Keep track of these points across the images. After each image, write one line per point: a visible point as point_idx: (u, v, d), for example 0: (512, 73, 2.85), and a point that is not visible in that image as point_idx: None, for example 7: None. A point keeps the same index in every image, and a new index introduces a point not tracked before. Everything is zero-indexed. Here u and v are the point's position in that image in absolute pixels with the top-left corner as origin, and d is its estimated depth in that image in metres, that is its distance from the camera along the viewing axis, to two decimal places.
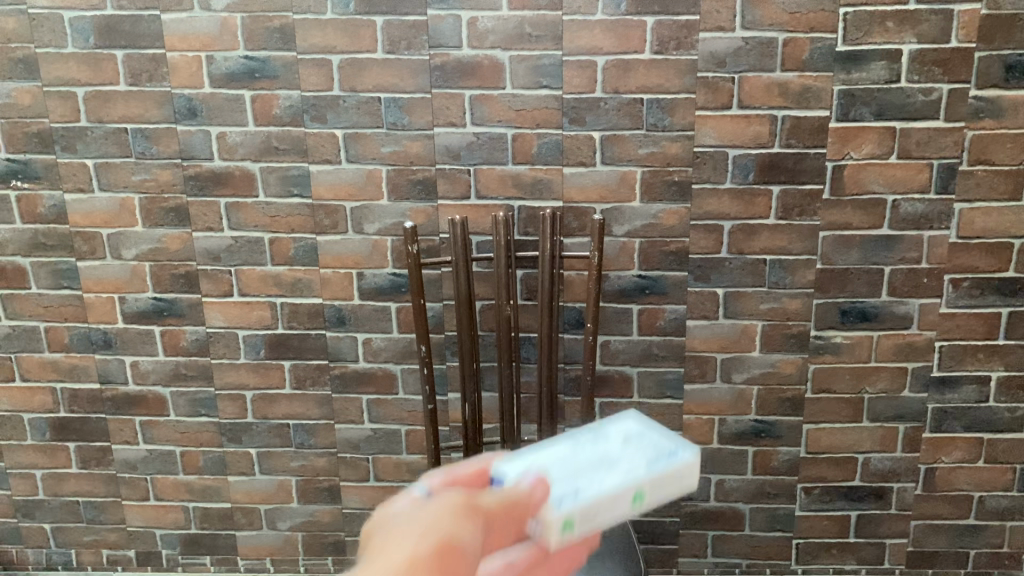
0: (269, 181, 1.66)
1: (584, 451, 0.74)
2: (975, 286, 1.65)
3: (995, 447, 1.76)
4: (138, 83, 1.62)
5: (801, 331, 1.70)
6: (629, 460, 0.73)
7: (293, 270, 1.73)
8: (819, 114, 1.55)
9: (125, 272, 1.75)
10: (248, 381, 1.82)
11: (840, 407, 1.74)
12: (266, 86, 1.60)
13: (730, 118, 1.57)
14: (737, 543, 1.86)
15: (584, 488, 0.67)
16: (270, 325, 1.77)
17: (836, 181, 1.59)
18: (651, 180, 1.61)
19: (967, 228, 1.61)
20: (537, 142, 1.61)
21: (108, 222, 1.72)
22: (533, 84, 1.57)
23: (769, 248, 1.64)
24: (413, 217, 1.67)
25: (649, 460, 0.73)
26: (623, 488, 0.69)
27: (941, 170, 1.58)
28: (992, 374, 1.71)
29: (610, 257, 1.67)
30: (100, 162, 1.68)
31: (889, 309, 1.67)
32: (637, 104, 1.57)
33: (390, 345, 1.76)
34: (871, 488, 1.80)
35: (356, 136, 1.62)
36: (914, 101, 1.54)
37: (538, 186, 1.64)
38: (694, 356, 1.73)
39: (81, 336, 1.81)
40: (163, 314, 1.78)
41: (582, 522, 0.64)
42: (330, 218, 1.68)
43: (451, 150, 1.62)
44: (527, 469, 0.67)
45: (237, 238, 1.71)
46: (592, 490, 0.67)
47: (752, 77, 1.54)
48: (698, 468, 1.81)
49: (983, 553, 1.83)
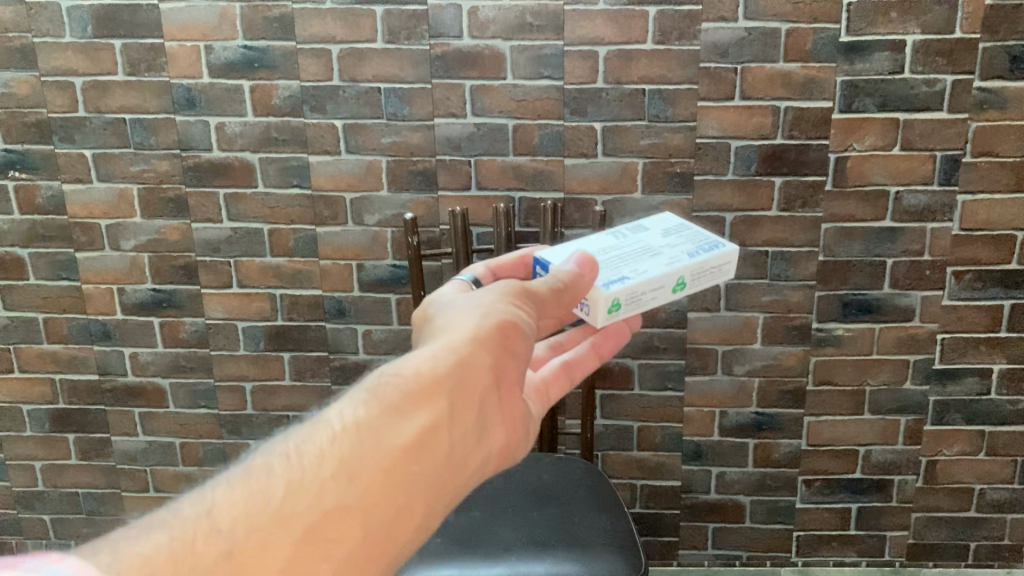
0: (268, 172, 1.65)
1: (627, 241, 0.91)
2: (978, 279, 1.64)
3: (997, 440, 1.75)
4: (137, 73, 1.61)
5: (802, 324, 1.69)
6: (670, 250, 0.90)
7: (293, 262, 1.72)
8: (822, 105, 1.54)
9: (124, 264, 1.75)
10: (248, 372, 1.81)
11: (842, 400, 1.74)
12: (265, 76, 1.59)
13: (732, 109, 1.56)
14: (738, 535, 1.86)
15: (633, 269, 0.85)
16: (270, 317, 1.76)
17: (839, 173, 1.58)
18: (653, 171, 1.61)
19: (970, 220, 1.60)
20: (539, 132, 1.60)
21: (107, 213, 1.71)
22: (534, 74, 1.56)
23: (771, 240, 1.63)
24: (413, 208, 1.66)
25: (688, 250, 0.90)
26: (669, 271, 0.85)
27: (945, 161, 1.57)
28: (993, 366, 1.70)
29: None
30: (98, 152, 1.67)
31: (891, 301, 1.66)
32: (640, 94, 1.56)
33: (390, 337, 1.76)
34: (872, 481, 1.80)
35: (356, 127, 1.61)
36: (918, 92, 1.53)
37: (539, 177, 1.63)
38: (696, 349, 1.72)
39: (80, 327, 1.81)
40: (163, 306, 1.77)
41: (631, 299, 0.83)
42: (330, 209, 1.67)
43: (452, 142, 1.61)
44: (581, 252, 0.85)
45: (236, 230, 1.70)
46: (642, 270, 0.85)
47: (755, 68, 1.53)
48: (699, 460, 1.81)
49: (983, 545, 1.83)
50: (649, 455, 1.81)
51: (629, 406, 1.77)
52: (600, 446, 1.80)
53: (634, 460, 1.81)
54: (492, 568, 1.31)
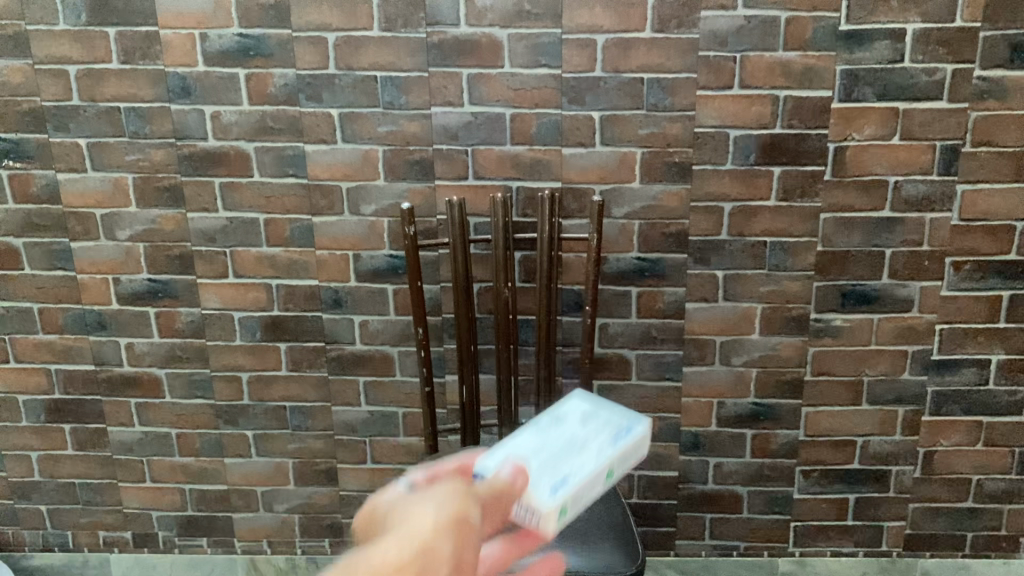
0: (264, 162, 1.64)
1: (553, 437, 0.90)
2: (977, 269, 1.64)
3: (995, 431, 1.75)
4: (131, 61, 1.59)
5: (800, 314, 1.68)
6: (593, 441, 0.90)
7: (289, 252, 1.71)
8: (821, 94, 1.53)
9: (120, 253, 1.74)
10: (244, 362, 1.80)
11: (840, 390, 1.73)
12: (261, 65, 1.58)
13: (731, 98, 1.55)
14: (735, 525, 1.86)
15: (571, 469, 0.84)
16: (266, 307, 1.76)
17: (838, 162, 1.57)
18: (651, 161, 1.60)
19: (969, 210, 1.60)
20: (536, 122, 1.59)
21: (102, 202, 1.70)
22: (532, 63, 1.55)
23: (769, 230, 1.63)
24: (410, 197, 1.65)
25: (609, 438, 0.90)
26: (601, 468, 0.86)
27: (945, 151, 1.56)
28: (992, 357, 1.70)
29: (610, 239, 1.65)
30: (93, 142, 1.65)
31: (890, 291, 1.66)
32: (638, 83, 1.55)
33: (387, 327, 1.75)
34: (870, 471, 1.80)
35: (352, 116, 1.60)
36: (918, 81, 1.52)
37: (537, 167, 1.62)
38: (693, 339, 1.72)
39: (75, 317, 1.80)
40: (158, 296, 1.77)
41: (574, 500, 0.81)
42: (326, 199, 1.66)
43: (449, 131, 1.60)
44: (521, 460, 0.82)
45: (232, 219, 1.69)
46: (579, 471, 0.84)
47: (755, 57, 1.52)
48: (697, 450, 1.80)
49: (980, 535, 1.84)
50: (646, 446, 1.80)
51: (627, 397, 1.77)
52: None
53: None
54: None
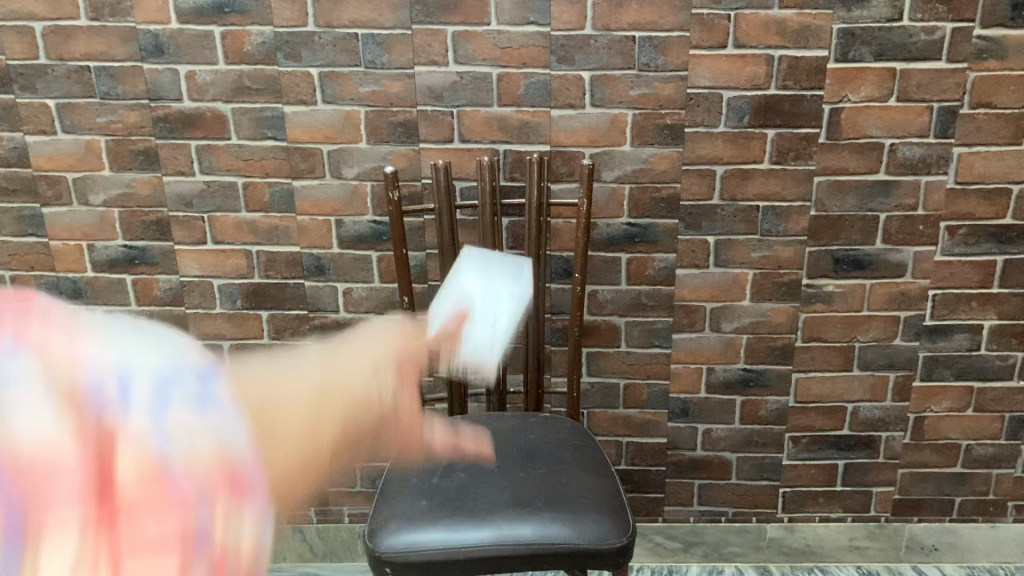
0: (242, 123, 1.59)
1: None
2: (972, 234, 1.61)
3: (985, 396, 1.74)
4: (101, 18, 1.52)
5: (792, 280, 1.66)
6: (505, 290, 1.35)
7: (269, 217, 1.66)
8: (817, 53, 1.49)
9: (94, 219, 1.68)
10: (225, 330, 1.76)
11: (831, 356, 1.72)
12: (237, 22, 1.52)
13: (725, 58, 1.50)
14: (724, 492, 1.85)
15: (500, 316, 1.27)
16: (246, 274, 1.71)
17: (833, 125, 1.54)
18: (643, 123, 1.55)
19: (966, 173, 1.57)
20: (524, 82, 1.54)
21: (74, 166, 1.64)
22: (519, 20, 1.49)
23: (762, 194, 1.59)
24: (394, 161, 1.60)
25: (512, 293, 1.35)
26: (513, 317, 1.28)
27: (942, 113, 1.52)
28: (984, 322, 1.68)
29: (600, 204, 1.61)
30: (62, 103, 1.59)
31: (883, 257, 1.63)
32: (629, 42, 1.50)
33: (371, 295, 1.71)
34: (860, 437, 1.79)
35: (333, 76, 1.54)
36: (916, 40, 1.48)
37: (525, 129, 1.57)
38: (684, 306, 1.69)
39: (50, 285, 1.74)
40: (135, 262, 1.71)
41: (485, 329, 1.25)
42: (307, 161, 1.61)
43: (433, 91, 1.55)
44: (467, 305, 1.26)
45: (209, 183, 1.64)
46: (499, 321, 1.26)
47: (749, 14, 1.47)
48: (686, 417, 1.78)
49: (968, 500, 1.84)
50: (635, 413, 1.78)
51: (616, 363, 1.74)
52: (586, 404, 1.78)
53: (620, 418, 1.79)
54: (476, 531, 1.27)
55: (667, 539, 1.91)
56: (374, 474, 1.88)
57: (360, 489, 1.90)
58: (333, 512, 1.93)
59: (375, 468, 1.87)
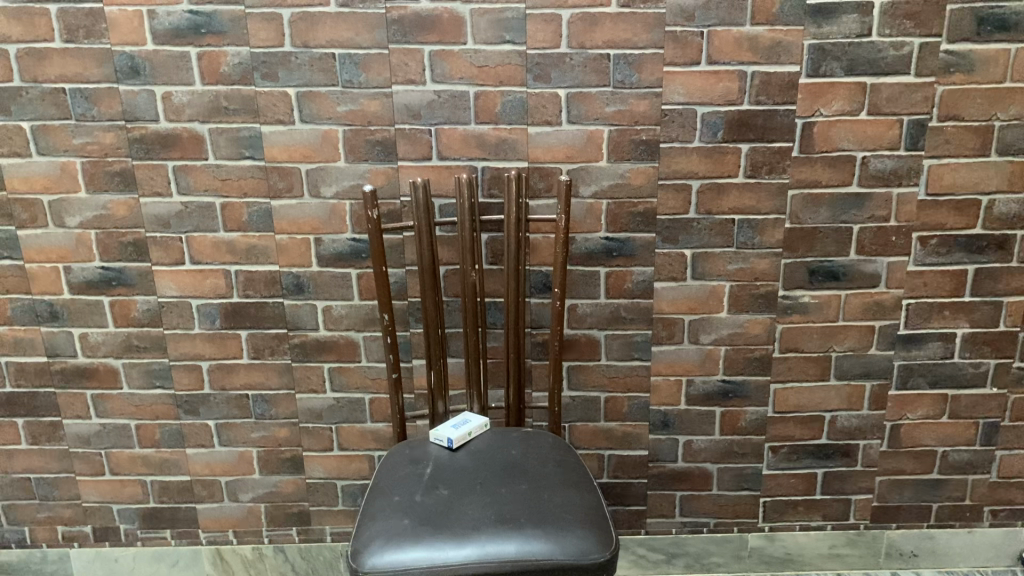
0: (218, 143, 1.59)
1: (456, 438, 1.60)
2: (943, 244, 1.64)
3: (960, 403, 1.77)
4: (75, 40, 1.52)
5: (769, 291, 1.68)
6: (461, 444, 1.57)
7: (247, 237, 1.65)
8: (789, 69, 1.52)
9: (69, 241, 1.66)
10: (204, 351, 1.75)
11: (809, 366, 1.73)
12: (213, 43, 1.52)
13: (699, 74, 1.52)
14: (706, 502, 1.86)
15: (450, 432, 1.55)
16: (225, 294, 1.70)
17: (806, 138, 1.56)
18: (619, 139, 1.57)
19: (935, 184, 1.60)
20: (501, 100, 1.55)
21: (49, 188, 1.62)
22: (494, 39, 1.51)
23: (737, 208, 1.61)
24: (372, 178, 1.61)
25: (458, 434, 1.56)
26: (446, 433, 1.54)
27: (911, 126, 1.56)
28: (957, 330, 1.71)
29: (578, 219, 1.63)
30: (37, 124, 1.58)
31: (857, 268, 1.65)
32: (605, 59, 1.51)
33: (351, 313, 1.71)
34: (838, 446, 1.81)
35: (310, 95, 1.55)
36: (885, 55, 1.51)
37: (502, 146, 1.58)
38: (663, 319, 1.70)
39: (25, 308, 1.72)
40: (113, 284, 1.70)
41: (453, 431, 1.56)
42: (284, 181, 1.61)
43: (411, 110, 1.56)
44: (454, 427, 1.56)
45: (186, 204, 1.63)
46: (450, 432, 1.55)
47: (721, 31, 1.49)
48: (667, 429, 1.80)
49: (944, 505, 1.86)
50: (616, 426, 1.79)
51: (595, 377, 1.75)
52: (568, 417, 1.79)
53: (601, 430, 1.80)
54: (460, 549, 1.27)
55: (650, 551, 1.91)
56: (355, 492, 1.87)
57: (342, 507, 1.89)
58: (314, 532, 1.91)
59: (357, 487, 1.86)
